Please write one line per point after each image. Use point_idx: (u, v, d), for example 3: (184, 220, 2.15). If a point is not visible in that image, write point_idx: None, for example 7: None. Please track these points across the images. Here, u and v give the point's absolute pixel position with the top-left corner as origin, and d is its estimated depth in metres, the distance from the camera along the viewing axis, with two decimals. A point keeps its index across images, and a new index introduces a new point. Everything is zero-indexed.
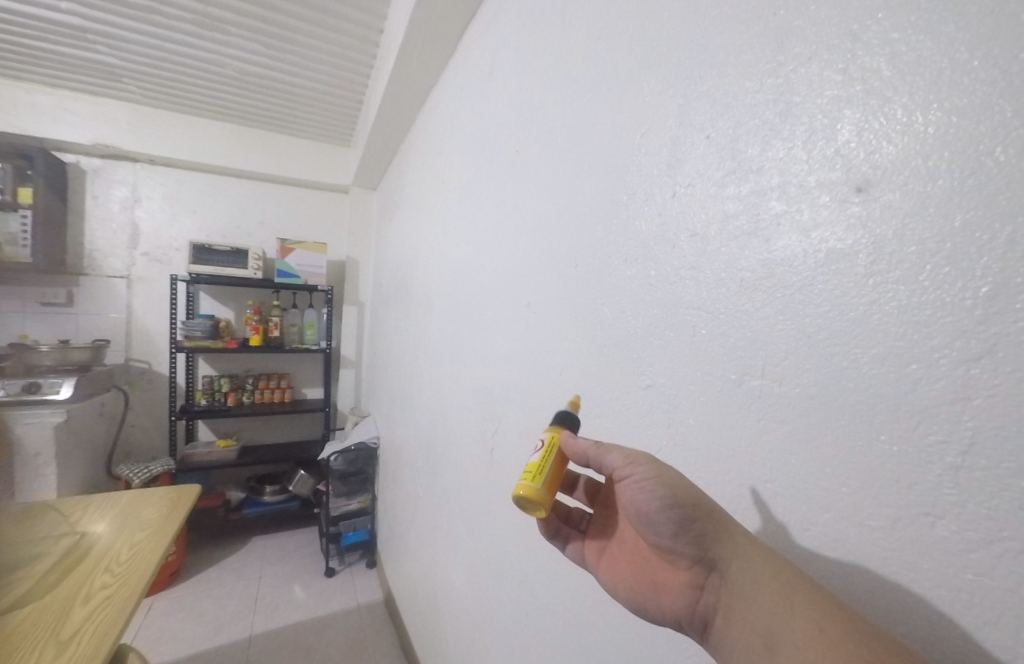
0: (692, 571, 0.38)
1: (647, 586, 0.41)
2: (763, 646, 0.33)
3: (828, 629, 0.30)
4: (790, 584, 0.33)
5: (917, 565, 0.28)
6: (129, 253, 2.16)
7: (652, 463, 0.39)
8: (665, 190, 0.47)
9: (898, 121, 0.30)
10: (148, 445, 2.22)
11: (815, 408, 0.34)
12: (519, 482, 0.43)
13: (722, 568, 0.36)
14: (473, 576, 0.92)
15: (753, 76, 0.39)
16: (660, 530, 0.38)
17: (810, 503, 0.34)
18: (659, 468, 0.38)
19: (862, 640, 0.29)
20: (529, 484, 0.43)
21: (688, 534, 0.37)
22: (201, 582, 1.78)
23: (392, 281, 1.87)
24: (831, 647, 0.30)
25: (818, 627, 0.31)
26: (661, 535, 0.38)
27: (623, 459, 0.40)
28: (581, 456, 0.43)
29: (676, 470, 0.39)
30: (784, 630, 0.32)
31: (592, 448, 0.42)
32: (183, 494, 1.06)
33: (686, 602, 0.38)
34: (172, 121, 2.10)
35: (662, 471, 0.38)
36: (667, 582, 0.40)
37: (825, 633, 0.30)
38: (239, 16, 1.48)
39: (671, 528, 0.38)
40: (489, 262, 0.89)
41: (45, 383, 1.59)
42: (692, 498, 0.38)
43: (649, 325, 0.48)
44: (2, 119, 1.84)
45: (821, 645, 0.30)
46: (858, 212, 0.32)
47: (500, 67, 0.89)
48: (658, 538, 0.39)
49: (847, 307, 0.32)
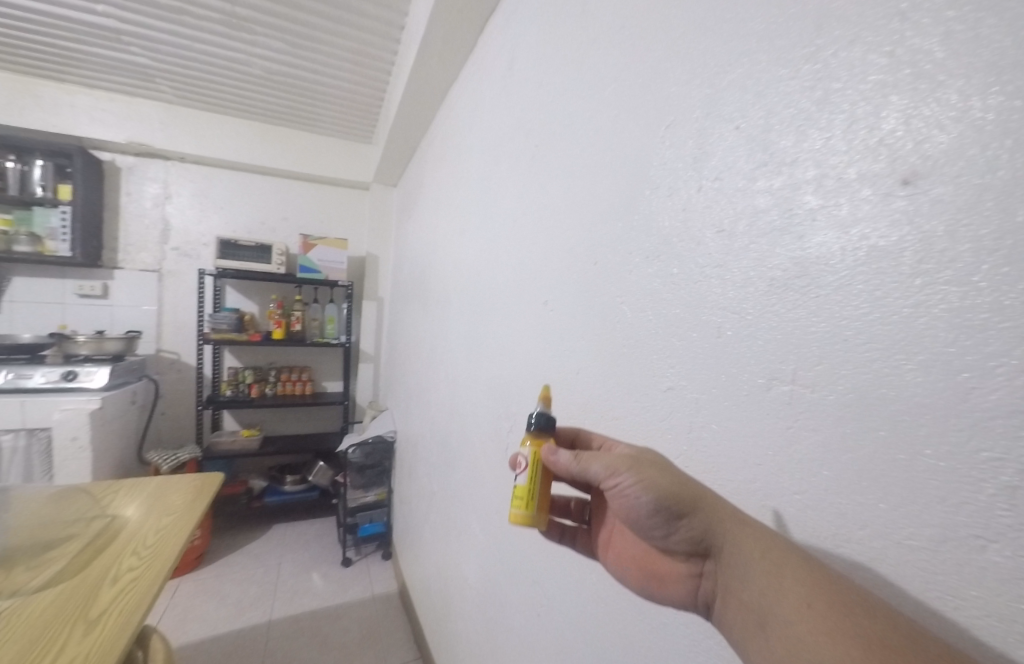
0: (690, 561, 0.40)
1: (650, 577, 0.44)
2: (756, 620, 0.35)
3: (815, 603, 0.31)
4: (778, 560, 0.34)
5: (964, 591, 0.26)
6: (160, 248, 2.24)
7: (635, 470, 0.40)
8: (690, 184, 0.45)
9: (952, 108, 0.27)
10: (176, 433, 2.30)
11: (851, 417, 0.31)
12: (514, 510, 0.46)
13: (717, 555, 0.38)
14: (486, 573, 0.91)
15: (788, 62, 0.36)
16: (653, 529, 0.40)
17: (843, 518, 0.32)
18: (642, 476, 0.39)
19: (847, 611, 0.30)
20: (523, 511, 0.46)
21: (679, 532, 0.39)
22: (224, 567, 1.83)
23: (410, 277, 1.88)
24: (819, 619, 0.31)
25: (805, 601, 0.32)
26: (656, 533, 0.40)
27: (606, 471, 0.41)
28: (565, 469, 0.44)
29: (662, 470, 0.40)
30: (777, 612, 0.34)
31: (573, 462, 0.43)
32: (208, 481, 1.08)
33: (688, 589, 0.41)
34: (201, 120, 2.15)
35: (644, 477, 0.39)
36: (667, 572, 0.42)
37: (812, 607, 0.32)
38: (264, 15, 1.50)
39: (662, 527, 0.39)
40: (506, 258, 0.88)
41: (82, 372, 1.67)
42: (679, 498, 0.38)
43: (671, 326, 0.46)
44: (42, 118, 1.91)
45: (810, 617, 0.32)
46: (903, 207, 0.29)
47: (520, 60, 0.87)
48: (653, 536, 0.41)
49: (889, 308, 0.30)
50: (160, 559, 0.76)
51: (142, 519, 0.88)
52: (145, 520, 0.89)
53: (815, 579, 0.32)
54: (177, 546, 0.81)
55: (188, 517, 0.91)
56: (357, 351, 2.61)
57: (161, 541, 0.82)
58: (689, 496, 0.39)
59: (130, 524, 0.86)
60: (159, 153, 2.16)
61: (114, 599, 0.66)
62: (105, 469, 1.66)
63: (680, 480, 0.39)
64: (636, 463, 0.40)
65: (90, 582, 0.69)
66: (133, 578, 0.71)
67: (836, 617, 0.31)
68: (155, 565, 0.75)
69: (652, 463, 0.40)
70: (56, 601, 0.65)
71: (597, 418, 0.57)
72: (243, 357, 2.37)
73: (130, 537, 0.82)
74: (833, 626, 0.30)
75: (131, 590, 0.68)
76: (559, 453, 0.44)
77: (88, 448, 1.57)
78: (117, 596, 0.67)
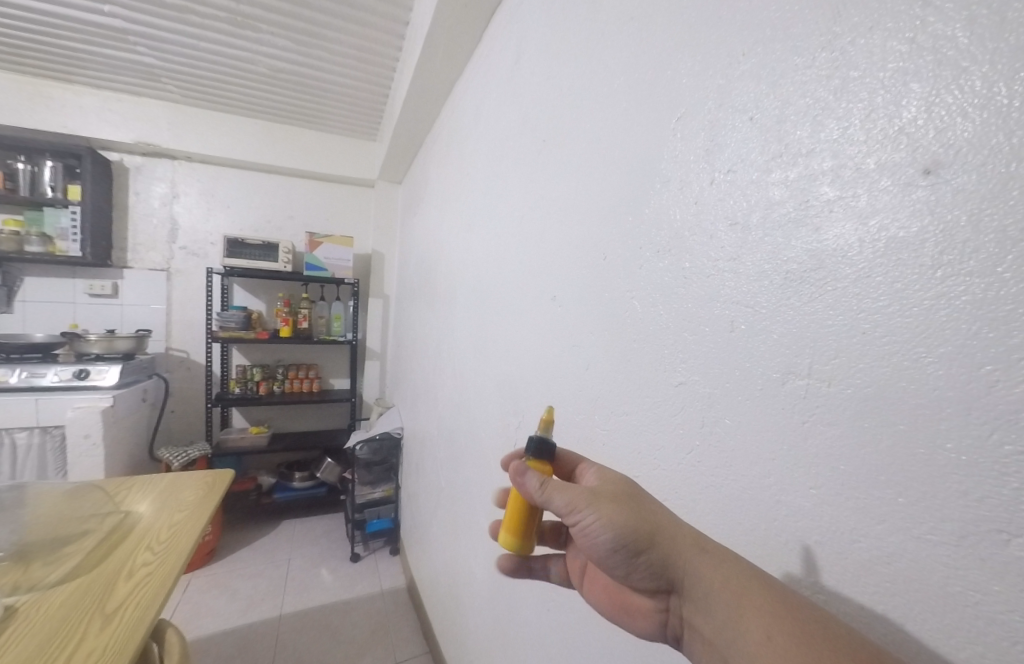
0: (656, 596, 0.41)
1: (621, 611, 0.45)
2: (720, 654, 0.36)
3: (776, 636, 0.33)
4: (740, 592, 0.35)
5: (987, 587, 0.26)
6: (168, 247, 2.26)
7: (594, 506, 0.41)
8: (702, 177, 0.44)
9: (976, 95, 0.27)
10: (186, 430, 2.33)
11: (870, 411, 0.31)
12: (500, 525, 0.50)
13: (681, 590, 0.39)
14: (496, 569, 0.91)
15: (804, 51, 0.36)
16: (615, 565, 0.41)
17: (860, 513, 0.31)
18: (600, 513, 0.40)
19: (807, 643, 0.32)
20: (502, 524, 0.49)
21: (639, 568, 0.40)
22: (235, 562, 1.86)
23: (417, 274, 1.88)
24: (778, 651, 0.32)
25: (767, 635, 0.33)
26: (618, 569, 0.41)
27: (566, 505, 0.42)
28: (528, 494, 0.44)
29: (623, 507, 0.41)
30: (739, 642, 0.35)
31: (537, 489, 0.43)
32: (218, 477, 1.10)
33: (654, 624, 0.41)
34: (207, 119, 2.16)
35: (602, 514, 0.40)
36: (636, 606, 0.43)
37: (773, 640, 0.33)
38: (268, 13, 1.50)
39: (623, 563, 0.40)
40: (514, 255, 0.88)
41: (94, 370, 1.69)
42: (637, 536, 0.39)
43: (683, 321, 0.46)
44: (51, 119, 1.93)
45: (769, 650, 0.33)
46: (922, 198, 0.29)
47: (528, 54, 0.87)
48: (617, 572, 0.41)
49: (911, 300, 0.29)
50: (172, 555, 0.77)
51: (154, 515, 0.89)
52: (157, 516, 0.90)
53: (778, 610, 0.33)
54: (189, 543, 0.82)
55: (199, 513, 0.92)
56: (363, 348, 2.62)
57: (174, 536, 0.83)
58: (650, 535, 0.39)
59: (142, 521, 0.87)
60: (167, 153, 2.18)
61: (129, 594, 0.67)
62: (117, 466, 1.69)
63: (640, 515, 0.40)
64: (595, 499, 0.41)
65: (105, 577, 0.70)
66: (147, 573, 0.72)
67: (796, 649, 0.32)
68: (168, 561, 0.75)
69: (611, 498, 0.41)
70: (72, 596, 0.66)
71: (607, 414, 0.57)
72: (251, 354, 2.39)
73: (143, 533, 0.83)
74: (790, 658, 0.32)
75: (145, 585, 0.69)
76: (527, 474, 0.44)
77: (101, 445, 1.59)
78: (132, 591, 0.68)
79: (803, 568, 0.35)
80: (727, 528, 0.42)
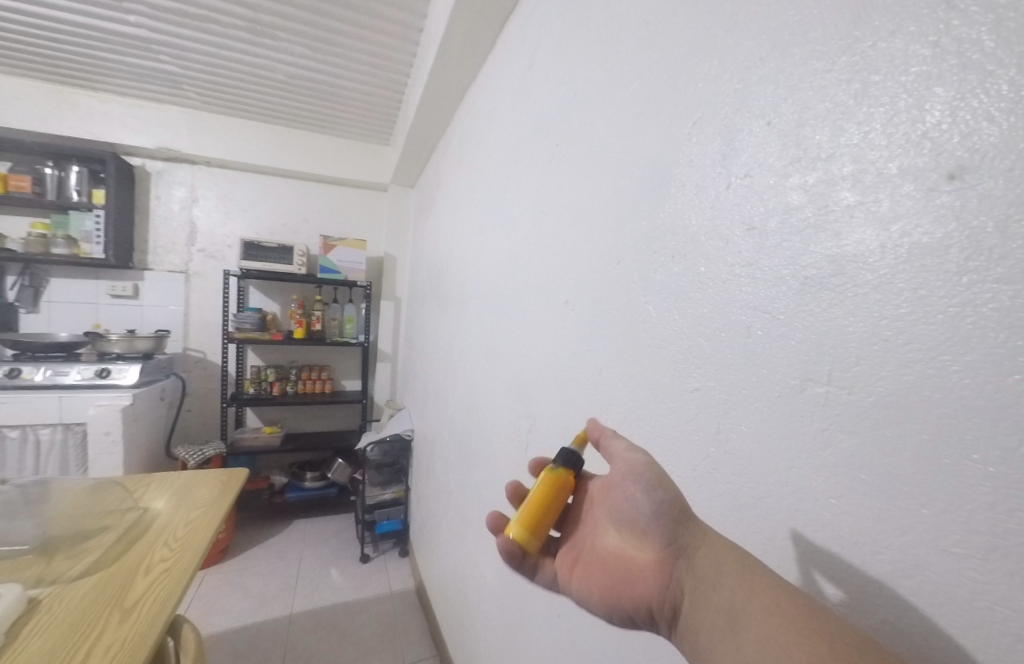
0: (662, 556, 0.39)
1: (620, 583, 0.41)
2: (726, 624, 0.35)
3: (783, 604, 0.33)
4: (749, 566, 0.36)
5: (1015, 603, 0.25)
6: (187, 249, 2.31)
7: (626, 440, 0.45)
8: (718, 181, 0.44)
9: (1003, 99, 0.27)
10: (202, 429, 2.37)
11: (891, 420, 0.30)
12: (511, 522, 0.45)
13: (691, 547, 0.39)
14: (506, 573, 0.91)
15: (824, 55, 0.35)
16: (638, 506, 0.41)
17: (880, 523, 0.31)
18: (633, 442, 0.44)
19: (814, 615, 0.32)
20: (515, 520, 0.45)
21: (660, 508, 0.40)
22: (248, 560, 1.88)
23: (429, 277, 1.90)
24: (785, 619, 0.32)
25: (775, 603, 0.33)
26: (639, 511, 0.41)
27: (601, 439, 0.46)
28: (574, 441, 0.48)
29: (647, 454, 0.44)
30: (745, 611, 0.34)
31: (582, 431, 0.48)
32: (233, 476, 1.11)
33: (659, 587, 0.38)
34: (226, 125, 2.22)
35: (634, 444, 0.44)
36: (640, 571, 0.40)
37: (781, 607, 0.33)
38: (286, 21, 1.53)
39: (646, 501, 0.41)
40: (527, 258, 0.88)
41: (115, 369, 1.74)
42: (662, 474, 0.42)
43: (698, 326, 0.46)
44: (79, 126, 2.00)
45: (778, 616, 0.33)
46: (947, 203, 0.28)
47: (541, 58, 0.87)
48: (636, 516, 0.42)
49: (935, 308, 0.28)
50: (188, 552, 0.79)
51: (171, 512, 0.91)
52: (174, 512, 0.91)
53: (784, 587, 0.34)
54: (204, 539, 0.83)
55: (214, 511, 0.93)
56: (375, 350, 2.65)
57: (190, 533, 0.84)
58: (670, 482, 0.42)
59: (160, 517, 0.89)
60: (187, 158, 2.23)
61: (147, 589, 0.69)
62: (136, 463, 1.73)
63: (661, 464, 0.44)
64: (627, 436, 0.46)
65: (123, 573, 0.72)
66: (164, 569, 0.73)
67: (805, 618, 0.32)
68: (184, 557, 0.77)
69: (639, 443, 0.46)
70: (92, 590, 0.68)
71: (620, 419, 0.57)
72: (266, 355, 2.43)
73: (161, 529, 0.85)
74: (797, 624, 0.32)
75: (162, 581, 0.71)
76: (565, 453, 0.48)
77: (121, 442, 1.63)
78: (149, 587, 0.69)
79: (821, 578, 0.35)
80: (743, 534, 0.41)
